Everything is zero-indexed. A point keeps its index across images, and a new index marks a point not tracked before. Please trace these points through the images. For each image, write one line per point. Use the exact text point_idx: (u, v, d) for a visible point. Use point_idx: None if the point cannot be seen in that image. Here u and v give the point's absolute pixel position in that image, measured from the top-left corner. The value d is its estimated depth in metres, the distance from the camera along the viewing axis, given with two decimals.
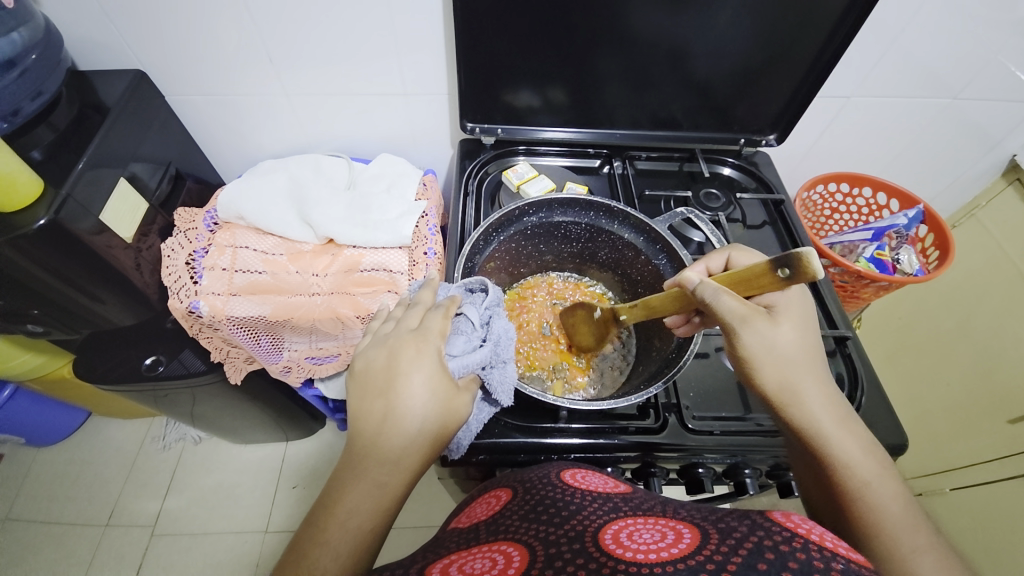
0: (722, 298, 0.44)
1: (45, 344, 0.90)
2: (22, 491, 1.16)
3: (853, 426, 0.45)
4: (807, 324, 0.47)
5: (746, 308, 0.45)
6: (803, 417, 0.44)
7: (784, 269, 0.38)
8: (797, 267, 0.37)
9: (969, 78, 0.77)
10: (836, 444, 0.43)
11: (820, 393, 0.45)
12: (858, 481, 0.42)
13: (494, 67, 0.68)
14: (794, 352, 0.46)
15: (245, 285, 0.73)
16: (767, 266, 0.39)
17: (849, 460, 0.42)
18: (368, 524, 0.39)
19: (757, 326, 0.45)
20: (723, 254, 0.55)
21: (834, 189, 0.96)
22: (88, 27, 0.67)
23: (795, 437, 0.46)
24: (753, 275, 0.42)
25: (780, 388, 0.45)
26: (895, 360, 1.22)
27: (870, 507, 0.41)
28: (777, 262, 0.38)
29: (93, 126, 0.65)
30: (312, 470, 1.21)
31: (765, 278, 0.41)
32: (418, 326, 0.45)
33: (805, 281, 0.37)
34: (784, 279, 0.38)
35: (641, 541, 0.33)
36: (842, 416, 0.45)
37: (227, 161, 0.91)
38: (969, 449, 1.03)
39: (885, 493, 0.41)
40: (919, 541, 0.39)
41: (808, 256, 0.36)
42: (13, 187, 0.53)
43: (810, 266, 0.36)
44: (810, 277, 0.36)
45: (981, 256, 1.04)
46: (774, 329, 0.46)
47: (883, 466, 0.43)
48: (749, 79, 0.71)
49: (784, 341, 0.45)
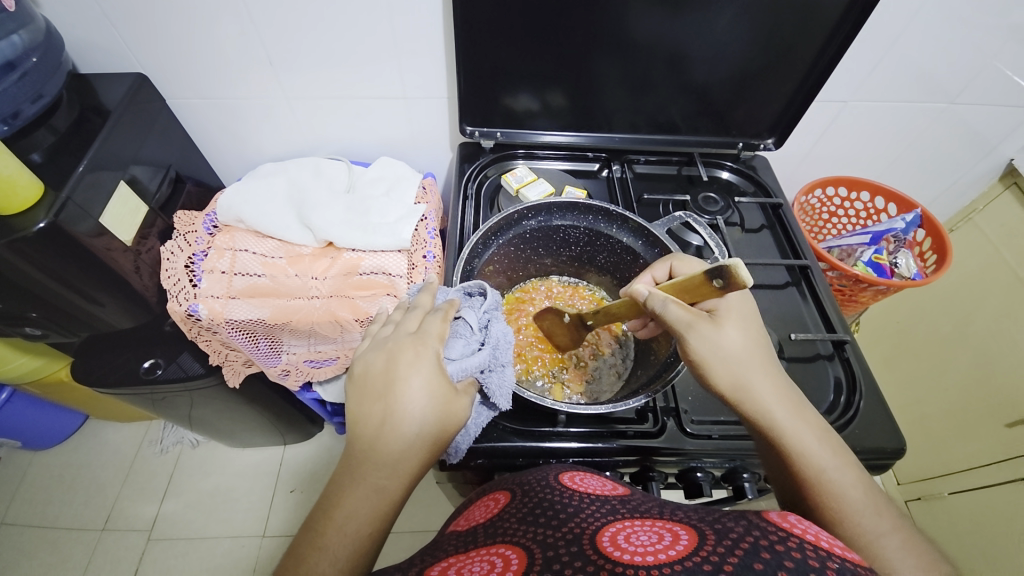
0: (669, 307, 0.46)
1: (43, 347, 0.89)
2: (18, 494, 1.16)
3: (806, 416, 0.45)
4: (750, 323, 0.48)
5: (691, 315, 0.46)
6: (756, 411, 0.45)
7: (717, 280, 0.40)
8: (727, 276, 0.39)
9: (966, 83, 0.78)
10: (792, 437, 0.44)
11: (771, 385, 0.46)
12: (817, 470, 0.42)
13: (494, 70, 0.68)
14: (740, 352, 0.46)
15: (245, 288, 0.73)
16: (704, 276, 0.41)
17: (805, 449, 0.43)
18: (366, 529, 0.39)
19: (703, 331, 0.46)
20: (666, 263, 0.55)
21: (832, 194, 0.97)
22: (91, 32, 0.68)
23: (754, 434, 0.46)
24: (692, 283, 0.44)
25: (734, 389, 0.45)
26: (893, 363, 1.23)
27: (831, 492, 0.41)
28: (710, 274, 0.40)
29: (94, 130, 0.65)
30: (311, 473, 1.21)
31: (704, 287, 0.42)
32: (417, 330, 0.45)
33: (738, 288, 0.39)
34: (720, 288, 0.40)
35: (639, 543, 0.33)
36: (795, 406, 0.45)
37: (227, 164, 0.91)
38: (967, 453, 1.03)
39: (842, 479, 0.42)
40: (883, 525, 0.40)
41: (735, 266, 0.37)
42: (12, 190, 0.53)
43: (739, 275, 0.37)
44: (741, 285, 0.38)
45: (978, 260, 1.04)
46: (719, 333, 0.46)
47: (835, 450, 0.44)
48: (747, 83, 0.71)
49: (730, 344, 0.46)
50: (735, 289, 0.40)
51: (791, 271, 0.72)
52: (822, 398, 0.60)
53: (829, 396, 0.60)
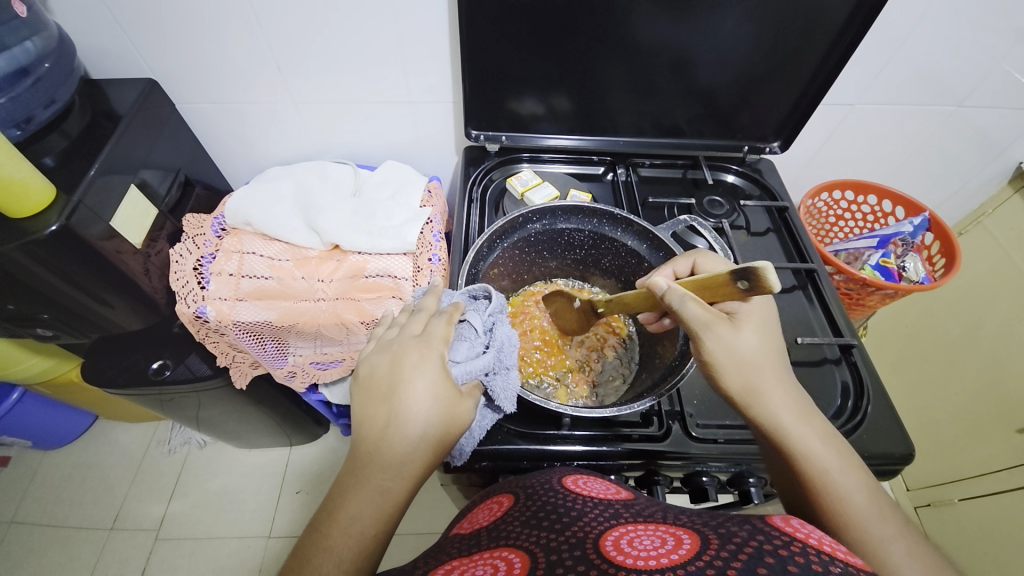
0: (687, 304, 0.46)
1: (54, 348, 0.91)
2: (28, 493, 1.17)
3: (813, 419, 0.45)
4: (766, 327, 0.48)
5: (709, 315, 0.46)
6: (762, 413, 0.45)
7: (742, 281, 0.40)
8: (754, 279, 0.38)
9: (974, 86, 0.77)
10: (798, 439, 0.44)
11: (778, 387, 0.46)
12: (822, 472, 0.42)
13: (499, 75, 0.69)
14: (753, 354, 0.46)
15: (252, 290, 0.74)
16: (728, 276, 0.41)
17: (810, 452, 0.43)
18: (370, 530, 0.39)
19: (719, 332, 0.46)
20: (689, 259, 0.55)
21: (839, 197, 0.96)
22: (102, 38, 0.69)
23: (760, 435, 0.46)
24: (715, 282, 0.43)
25: (743, 390, 0.45)
26: (901, 368, 1.22)
27: (835, 496, 0.41)
28: (736, 274, 0.40)
29: (105, 134, 0.66)
30: (316, 475, 1.21)
31: (728, 287, 0.42)
32: (422, 332, 0.46)
33: (763, 292, 0.39)
34: (745, 289, 0.40)
35: (642, 547, 0.33)
36: (802, 409, 0.45)
37: (235, 167, 0.92)
38: (978, 458, 1.02)
39: (847, 482, 0.42)
40: (888, 530, 0.40)
41: (764, 270, 0.37)
42: (25, 193, 0.53)
43: (766, 279, 0.37)
44: (767, 290, 0.37)
45: (988, 264, 1.03)
46: (736, 335, 0.46)
47: (842, 454, 0.43)
48: (753, 86, 0.71)
49: (744, 346, 0.46)
50: (760, 293, 0.40)
51: (798, 274, 0.72)
52: (829, 402, 0.59)
53: (836, 400, 0.59)
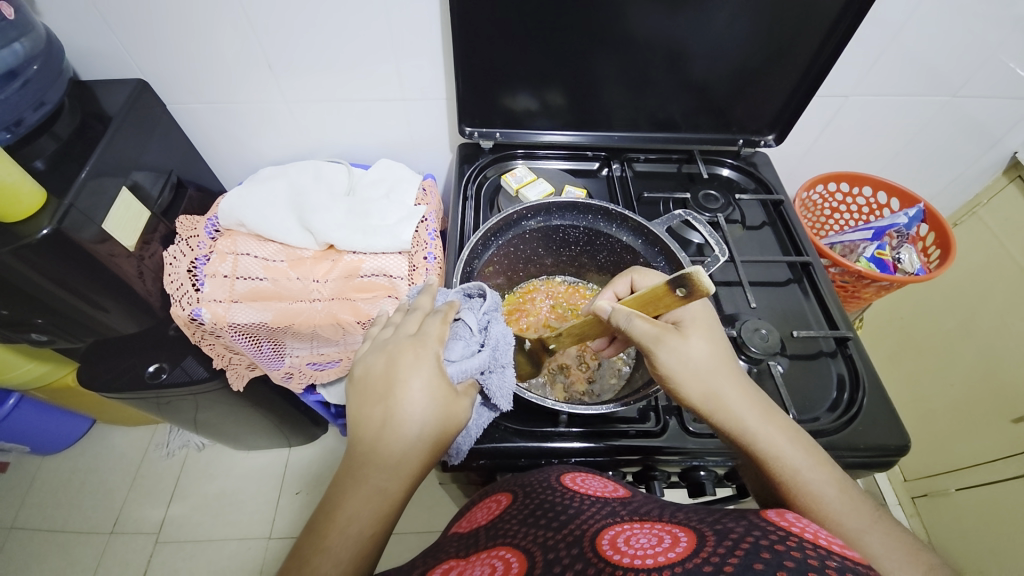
0: (635, 322, 0.46)
1: (48, 353, 0.90)
2: (26, 499, 1.17)
3: (777, 419, 0.45)
4: (715, 331, 0.48)
5: (657, 328, 0.46)
6: (727, 420, 0.45)
7: (680, 289, 0.40)
8: (690, 284, 0.38)
9: (969, 75, 0.77)
10: (763, 441, 0.44)
11: (741, 392, 0.45)
12: (793, 473, 0.42)
13: (491, 70, 0.68)
14: (708, 362, 0.46)
15: (247, 292, 0.74)
16: (665, 287, 0.41)
17: (778, 453, 0.43)
18: (368, 531, 0.39)
19: (670, 344, 0.46)
20: (626, 278, 0.54)
21: (834, 189, 0.96)
22: (91, 38, 0.68)
23: (729, 442, 0.46)
24: (653, 295, 0.43)
25: (705, 398, 0.45)
26: (897, 359, 1.22)
27: (809, 494, 0.41)
28: (672, 283, 0.40)
29: (96, 136, 0.66)
30: (316, 475, 1.21)
31: (666, 297, 0.42)
32: (417, 331, 0.45)
33: (701, 296, 0.39)
34: (683, 296, 0.40)
35: (639, 546, 0.32)
36: (765, 410, 0.45)
37: (228, 168, 0.92)
38: (974, 448, 1.02)
39: (818, 479, 0.42)
40: (863, 521, 0.40)
41: (695, 275, 0.37)
42: (15, 198, 0.53)
43: (701, 283, 0.37)
44: (704, 292, 0.38)
45: (981, 255, 1.03)
46: (687, 344, 0.46)
47: (809, 451, 0.44)
48: (747, 79, 0.71)
49: (699, 355, 0.46)
50: (698, 297, 0.40)
51: (793, 268, 0.72)
52: (825, 395, 0.59)
53: (832, 393, 0.60)
